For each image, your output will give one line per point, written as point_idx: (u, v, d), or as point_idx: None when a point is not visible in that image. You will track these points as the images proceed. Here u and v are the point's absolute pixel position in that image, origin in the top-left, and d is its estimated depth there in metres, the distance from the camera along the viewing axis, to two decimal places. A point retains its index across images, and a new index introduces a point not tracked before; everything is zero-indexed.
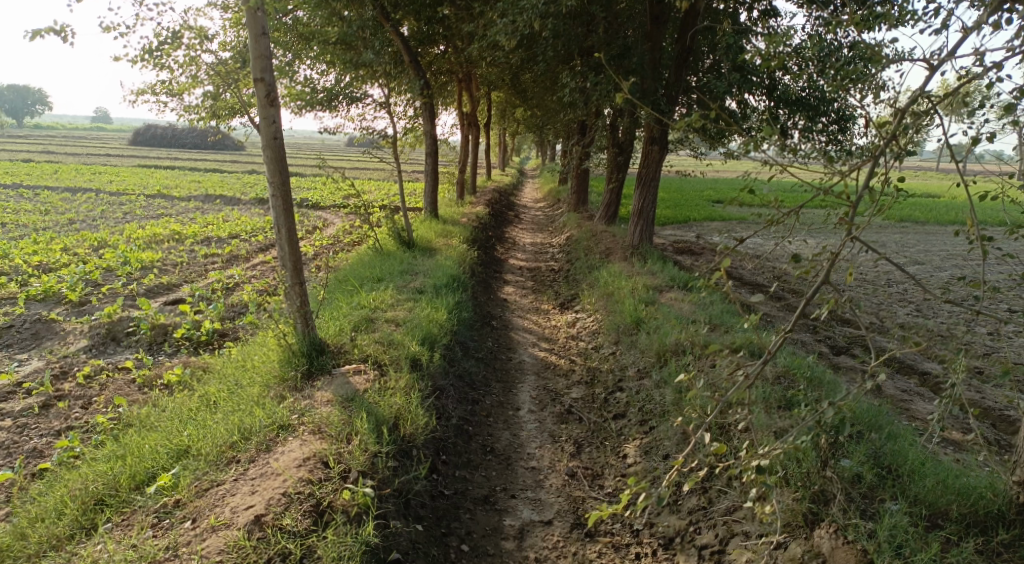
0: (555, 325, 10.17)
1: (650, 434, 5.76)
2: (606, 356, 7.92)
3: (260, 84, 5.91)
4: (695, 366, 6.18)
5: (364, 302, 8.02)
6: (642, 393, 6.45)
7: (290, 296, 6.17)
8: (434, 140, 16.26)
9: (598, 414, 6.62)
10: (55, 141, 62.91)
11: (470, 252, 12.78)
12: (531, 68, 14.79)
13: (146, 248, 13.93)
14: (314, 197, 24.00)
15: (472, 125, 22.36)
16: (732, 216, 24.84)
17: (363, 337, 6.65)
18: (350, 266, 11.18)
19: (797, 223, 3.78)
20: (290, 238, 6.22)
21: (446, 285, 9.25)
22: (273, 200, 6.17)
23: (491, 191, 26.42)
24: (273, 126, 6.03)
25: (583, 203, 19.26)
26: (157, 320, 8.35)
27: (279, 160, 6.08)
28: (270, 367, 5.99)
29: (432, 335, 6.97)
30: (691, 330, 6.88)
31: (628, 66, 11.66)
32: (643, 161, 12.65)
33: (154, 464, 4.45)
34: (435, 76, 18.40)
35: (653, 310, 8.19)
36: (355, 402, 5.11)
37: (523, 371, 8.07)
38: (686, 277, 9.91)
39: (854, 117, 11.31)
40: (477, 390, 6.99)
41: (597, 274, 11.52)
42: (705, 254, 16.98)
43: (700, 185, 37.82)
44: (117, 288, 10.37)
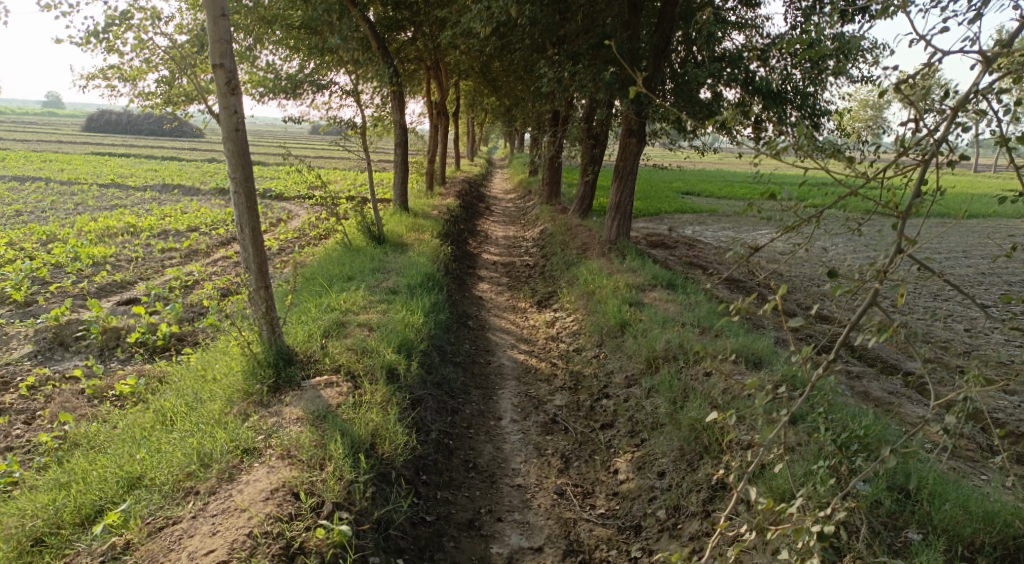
0: (534, 324, 9.84)
1: (642, 447, 5.49)
2: (590, 359, 7.63)
3: (219, 70, 5.39)
4: (688, 375, 5.93)
5: (334, 304, 7.55)
6: (631, 401, 6.17)
7: (255, 301, 5.71)
8: (403, 130, 15.68)
9: (584, 424, 6.31)
10: (1, 127, 59.77)
11: (444, 248, 12.32)
12: (505, 57, 14.33)
13: (99, 243, 13.12)
14: (278, 188, 23.16)
15: (441, 114, 21.80)
16: (703, 208, 24.86)
17: (335, 343, 6.20)
18: (318, 263, 10.63)
19: (818, 231, 3.47)
20: (254, 238, 5.72)
21: (421, 284, 8.83)
22: (235, 197, 5.66)
23: (461, 182, 25.91)
24: (234, 116, 5.51)
25: (555, 195, 18.92)
26: (108, 323, 7.73)
27: (242, 154, 5.57)
28: (233, 379, 5.49)
29: (408, 340, 6.55)
30: (681, 334, 6.62)
31: (608, 56, 11.32)
32: (621, 154, 12.33)
33: (102, 495, 3.92)
34: (404, 63, 17.81)
35: (638, 311, 7.91)
36: (327, 420, 4.68)
37: (502, 375, 7.71)
38: (668, 275, 9.67)
39: (831, 111, 11.17)
40: (456, 398, 6.61)
41: (575, 270, 11.22)
42: (679, 247, 16.86)
43: (666, 177, 37.95)
44: (65, 286, 9.66)
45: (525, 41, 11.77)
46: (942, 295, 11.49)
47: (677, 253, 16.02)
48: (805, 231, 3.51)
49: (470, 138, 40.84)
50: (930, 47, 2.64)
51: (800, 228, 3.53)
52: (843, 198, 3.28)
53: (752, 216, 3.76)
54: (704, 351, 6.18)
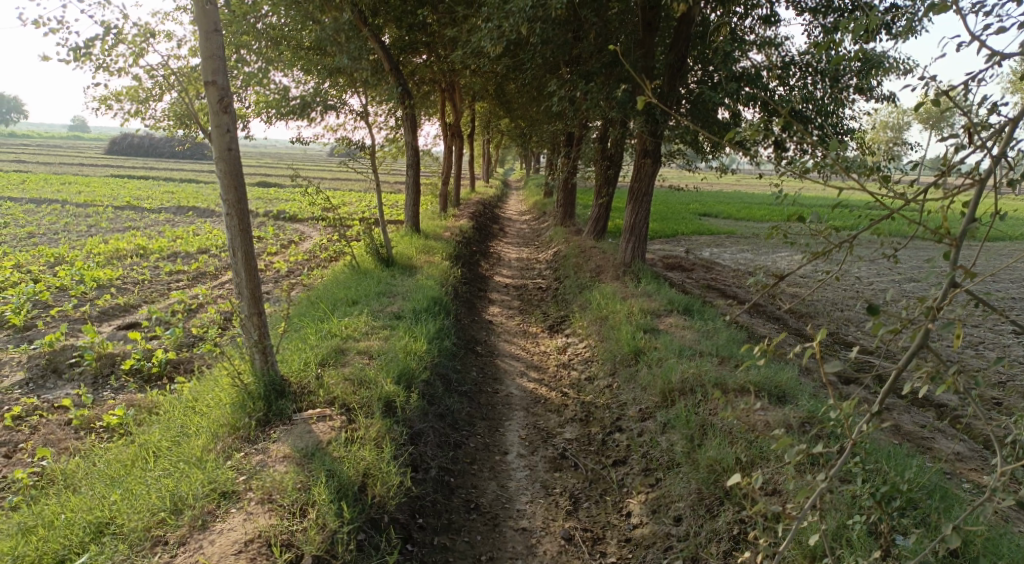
0: (545, 350, 9.47)
1: (657, 488, 5.09)
2: (602, 389, 7.25)
3: (210, 87, 5.18)
4: (706, 410, 5.54)
5: (334, 330, 7.27)
6: (645, 436, 5.78)
7: (247, 328, 5.44)
8: (415, 151, 15.52)
9: (595, 460, 5.92)
10: (25, 150, 60.95)
11: (453, 271, 12.04)
12: (519, 77, 14.15)
13: (107, 265, 13.02)
14: (292, 209, 23.15)
15: (454, 135, 21.69)
16: (721, 230, 24.45)
17: (331, 372, 5.89)
18: (324, 287, 10.39)
19: (852, 257, 3.11)
20: (247, 262, 5.46)
21: (426, 308, 8.53)
22: (227, 219, 5.41)
23: (475, 203, 25.72)
24: (227, 134, 5.28)
25: (569, 216, 18.62)
26: (104, 349, 7.51)
27: (234, 174, 5.34)
28: (222, 411, 5.19)
29: (409, 369, 6.22)
30: (699, 365, 6.22)
31: (622, 74, 11.08)
32: (635, 174, 12.01)
33: (65, 543, 3.61)
34: (418, 85, 17.76)
35: (652, 339, 7.52)
36: (315, 459, 4.36)
37: (509, 405, 7.34)
38: (685, 300, 9.28)
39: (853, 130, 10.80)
40: (459, 431, 6.26)
41: (588, 294, 10.87)
42: (697, 270, 16.43)
43: (684, 198, 37.55)
44: (67, 310, 9.51)
45: (536, 61, 11.58)
46: (972, 321, 11.01)
47: (694, 276, 15.60)
48: (837, 256, 3.15)
49: (486, 160, 40.78)
50: (986, 50, 2.32)
51: (831, 254, 3.18)
52: (879, 221, 2.93)
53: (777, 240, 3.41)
54: (722, 383, 5.79)
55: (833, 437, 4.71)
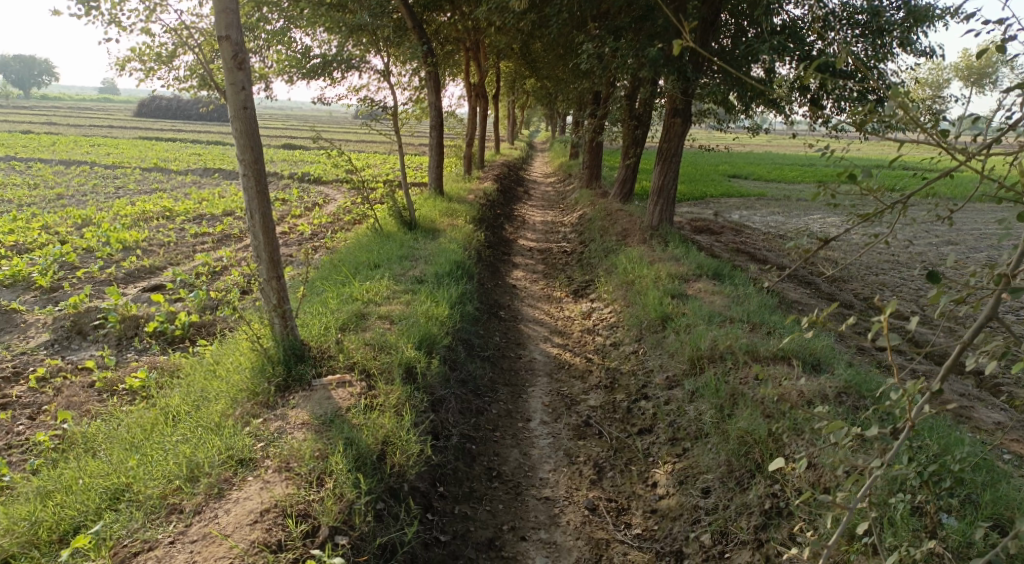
0: (569, 315, 9.30)
1: (684, 459, 4.94)
2: (627, 355, 7.07)
3: (224, 43, 4.99)
4: (736, 378, 5.32)
5: (356, 294, 7.17)
6: (671, 405, 5.60)
7: (266, 292, 5.36)
8: (438, 112, 15.20)
9: (619, 429, 5.78)
10: (56, 114, 61.58)
11: (477, 234, 11.84)
12: (544, 34, 13.66)
13: (133, 227, 13.10)
14: (316, 171, 23.05)
15: (479, 95, 21.23)
16: (752, 192, 23.79)
17: (352, 337, 5.80)
18: (346, 250, 10.30)
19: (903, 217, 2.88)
20: (265, 225, 5.34)
21: (449, 272, 8.38)
22: (244, 180, 5.27)
23: (500, 165, 25.32)
24: (242, 92, 5.10)
25: (596, 177, 18.19)
26: (128, 311, 7.54)
27: (250, 133, 5.17)
28: (241, 375, 5.14)
29: (431, 335, 6.09)
30: (729, 332, 5.98)
31: (652, 29, 10.56)
32: (665, 134, 11.58)
33: (82, 509, 3.61)
34: (442, 44, 17.33)
35: (681, 304, 7.28)
36: (333, 426, 4.28)
37: (533, 371, 7.22)
38: (715, 264, 8.98)
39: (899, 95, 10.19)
40: (481, 397, 6.16)
41: (614, 258, 10.61)
42: (726, 233, 15.99)
43: (714, 159, 36.60)
44: (93, 272, 9.59)
45: (562, 16, 11.12)
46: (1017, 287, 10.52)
47: (723, 239, 15.19)
48: (889, 219, 2.89)
49: (511, 121, 40.09)
50: None
51: (882, 216, 2.92)
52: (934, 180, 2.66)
53: (824, 202, 3.16)
54: (754, 352, 5.56)
55: (872, 410, 4.47)
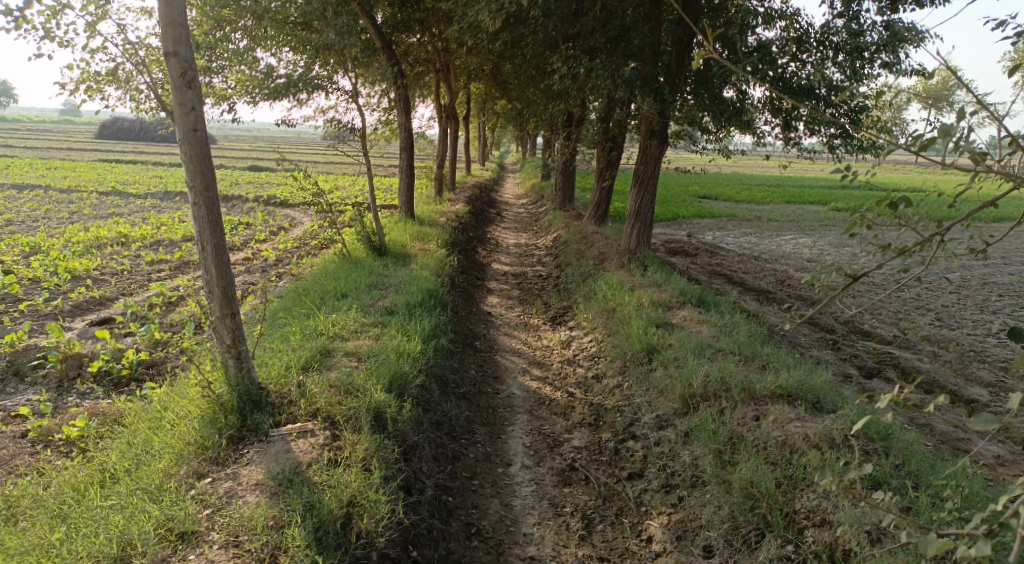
0: (547, 345, 8.90)
1: (680, 510, 4.56)
2: (611, 390, 6.68)
3: (172, 59, 4.53)
4: (732, 420, 4.97)
5: (320, 328, 6.66)
6: (663, 447, 5.23)
7: (219, 331, 4.86)
8: (409, 133, 14.79)
9: (608, 474, 5.37)
10: (11, 136, 59.63)
11: (450, 260, 11.41)
12: (517, 55, 13.40)
13: (84, 254, 12.35)
14: (283, 194, 22.39)
15: (450, 117, 20.91)
16: (723, 213, 23.85)
17: (315, 378, 5.30)
18: (313, 277, 9.77)
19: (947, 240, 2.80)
20: (218, 257, 4.84)
21: (421, 302, 7.92)
22: (194, 209, 4.78)
23: (471, 187, 24.94)
24: (191, 113, 4.64)
25: (569, 199, 17.95)
26: (70, 349, 6.91)
27: (201, 157, 4.69)
28: (190, 425, 4.62)
29: (403, 374, 5.62)
30: (722, 366, 5.63)
31: (629, 48, 10.22)
32: (641, 156, 11.35)
33: None
34: (412, 66, 17.07)
35: (666, 335, 6.93)
36: (291, 488, 3.80)
37: (512, 408, 6.78)
38: (698, 290, 8.69)
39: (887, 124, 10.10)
40: (457, 441, 5.70)
41: (592, 284, 10.27)
42: (701, 255, 15.85)
43: (683, 180, 36.82)
44: (37, 304, 8.89)
45: (536, 37, 10.87)
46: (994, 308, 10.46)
47: (699, 261, 15.01)
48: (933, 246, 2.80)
49: (482, 143, 39.87)
50: None
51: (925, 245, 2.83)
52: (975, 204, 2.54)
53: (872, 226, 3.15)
54: (750, 390, 5.23)
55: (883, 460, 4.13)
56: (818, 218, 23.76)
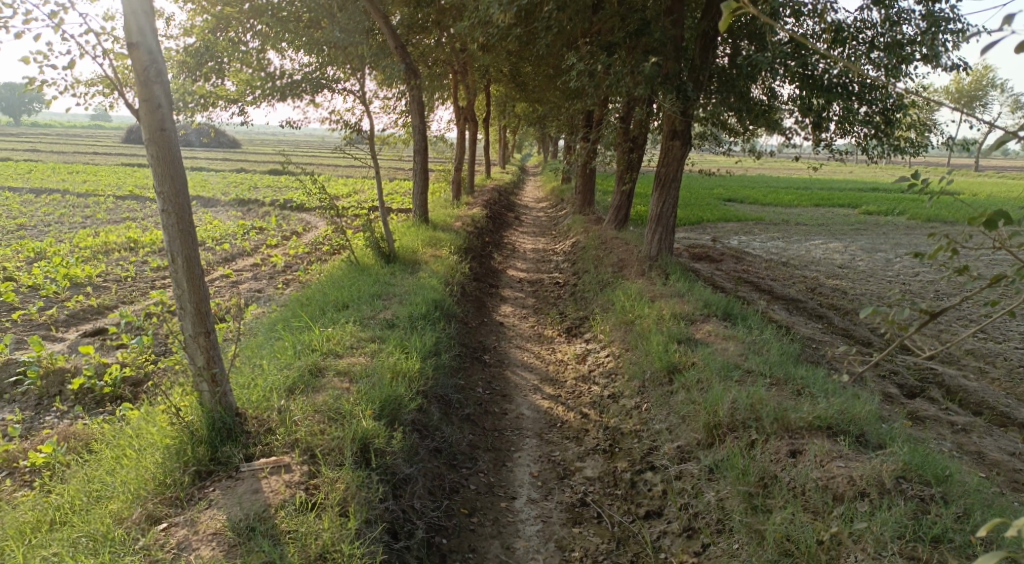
0: (561, 358, 8.34)
1: (704, 561, 4.01)
2: (629, 412, 6.11)
3: (134, 51, 4.09)
4: (763, 455, 4.38)
5: (314, 343, 6.19)
6: (685, 483, 4.65)
7: (192, 352, 4.40)
8: (423, 136, 14.34)
9: (622, 511, 4.80)
10: (41, 141, 60.56)
11: (462, 267, 10.90)
12: (535, 53, 12.87)
13: (90, 260, 12.10)
14: (300, 198, 22.13)
15: (468, 119, 20.44)
16: (749, 216, 23.04)
17: (300, 402, 4.82)
18: (316, 286, 9.34)
19: None
20: (189, 269, 4.37)
21: (426, 314, 7.42)
22: (164, 217, 4.32)
23: (490, 190, 24.39)
24: (157, 110, 4.18)
25: (589, 203, 17.37)
26: (53, 364, 6.53)
27: (169, 160, 4.24)
28: (156, 455, 4.17)
29: (396, 398, 5.10)
30: (751, 391, 5.02)
31: (651, 43, 9.64)
32: (662, 158, 10.73)
33: None
34: (430, 67, 16.63)
35: (689, 352, 6.33)
36: (252, 541, 3.42)
37: (520, 431, 6.23)
38: (724, 302, 8.04)
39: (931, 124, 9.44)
40: (457, 471, 5.18)
41: (611, 293, 9.70)
42: (727, 261, 15.15)
43: (708, 183, 35.96)
44: (31, 314, 8.58)
45: (551, 34, 10.33)
46: None
47: (724, 267, 14.32)
48: None
49: (503, 145, 39.39)
50: None
51: None
52: None
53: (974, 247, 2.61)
54: (783, 419, 4.61)
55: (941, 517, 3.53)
56: (849, 222, 22.85)
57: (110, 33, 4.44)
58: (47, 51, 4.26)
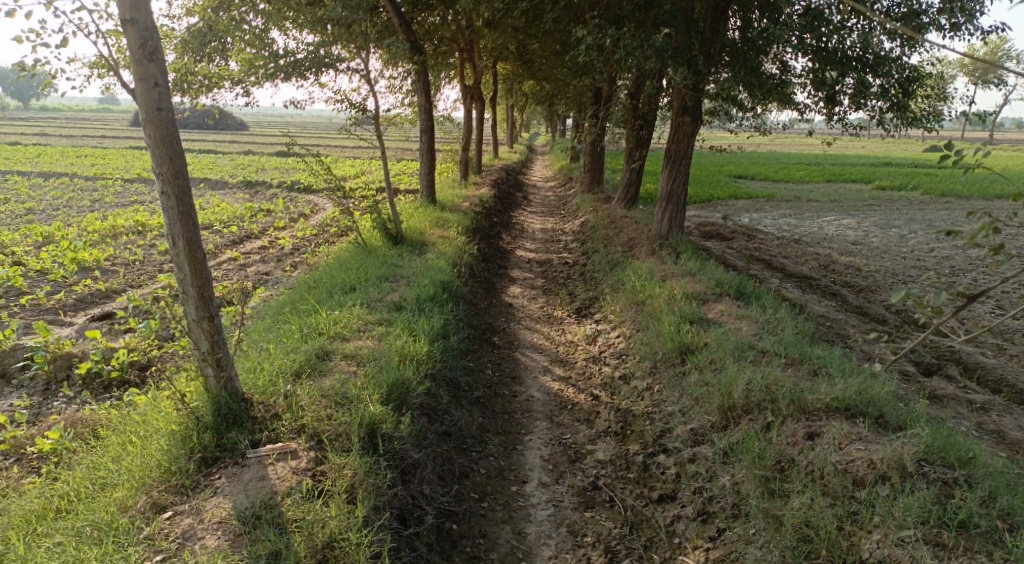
0: (571, 339, 8.24)
1: (719, 545, 3.92)
2: (640, 394, 6.01)
3: (130, 27, 3.96)
4: (780, 438, 4.27)
5: (321, 327, 6.12)
6: (698, 467, 4.55)
7: (196, 337, 4.33)
8: (429, 115, 14.13)
9: (635, 495, 4.73)
10: (48, 126, 60.66)
11: (470, 248, 10.78)
12: (542, 29, 12.60)
13: (97, 244, 12.08)
14: (307, 179, 21.99)
15: (475, 98, 20.16)
16: (760, 194, 22.71)
17: (307, 388, 4.75)
18: (323, 268, 9.26)
19: None
20: (191, 253, 4.27)
21: (434, 296, 7.33)
22: (164, 199, 4.21)
23: (498, 170, 24.14)
24: (155, 89, 4.06)
25: (598, 182, 17.15)
26: (59, 349, 6.50)
27: (168, 140, 4.12)
28: (161, 442, 4.12)
29: (403, 382, 5.02)
30: (766, 373, 4.90)
31: (662, 15, 9.37)
32: (673, 134, 10.51)
33: None
34: (436, 45, 16.34)
35: (701, 333, 6.21)
36: (258, 530, 3.39)
37: (530, 414, 6.15)
38: (737, 281, 7.88)
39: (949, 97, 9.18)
40: (466, 455, 5.11)
41: (621, 273, 9.56)
42: (738, 239, 14.93)
43: (719, 160, 35.49)
44: (39, 299, 8.56)
45: (559, 8, 10.09)
46: None
47: (735, 246, 14.12)
48: None
49: (510, 125, 38.95)
50: None
51: None
52: None
53: None
54: (800, 401, 4.50)
55: (965, 503, 3.42)
56: (862, 198, 22.47)
57: (105, 10, 4.31)
58: (40, 29, 4.14)
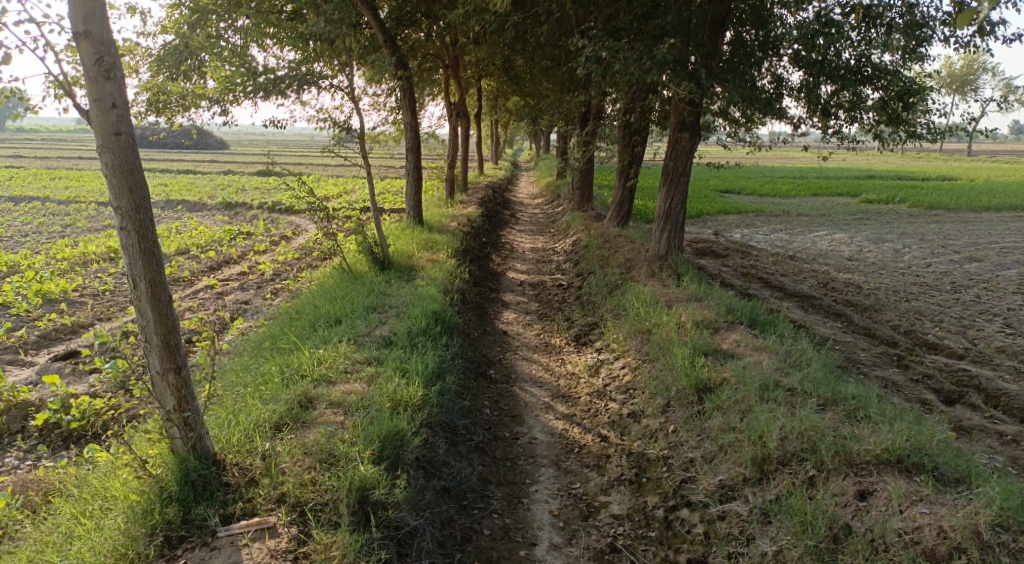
0: (571, 370, 7.73)
1: None
2: (655, 435, 5.49)
3: (83, 42, 3.44)
4: (827, 498, 3.82)
5: (303, 368, 5.55)
6: (731, 527, 4.07)
7: (160, 392, 3.77)
8: (416, 133, 13.65)
9: (659, 558, 4.24)
10: (25, 147, 59.43)
11: (461, 272, 10.27)
12: (532, 43, 12.19)
13: (65, 274, 11.41)
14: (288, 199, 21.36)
15: (461, 114, 19.71)
16: (750, 208, 22.45)
17: (288, 445, 4.19)
18: (306, 297, 8.69)
19: None
20: (155, 296, 3.72)
21: (427, 328, 6.79)
22: (122, 235, 3.65)
23: (483, 188, 23.64)
24: (112, 111, 3.52)
25: (588, 199, 16.73)
26: (14, 397, 5.88)
27: (127, 168, 3.59)
28: (118, 519, 3.57)
29: (398, 434, 4.47)
30: (802, 417, 4.42)
31: (660, 28, 8.99)
32: (671, 150, 10.11)
33: None
34: (421, 61, 15.90)
35: (719, 368, 5.72)
36: None
37: (535, 459, 5.62)
38: (748, 306, 7.43)
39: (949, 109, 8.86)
40: (468, 513, 4.58)
41: (620, 297, 9.09)
42: (733, 256, 14.54)
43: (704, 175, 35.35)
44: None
45: (551, 23, 9.70)
46: None
47: (731, 263, 13.71)
48: None
49: (494, 141, 38.58)
50: None
51: None
52: None
53: None
54: (845, 452, 4.03)
55: None
56: (852, 212, 22.27)
57: (57, 23, 3.79)
58: None
